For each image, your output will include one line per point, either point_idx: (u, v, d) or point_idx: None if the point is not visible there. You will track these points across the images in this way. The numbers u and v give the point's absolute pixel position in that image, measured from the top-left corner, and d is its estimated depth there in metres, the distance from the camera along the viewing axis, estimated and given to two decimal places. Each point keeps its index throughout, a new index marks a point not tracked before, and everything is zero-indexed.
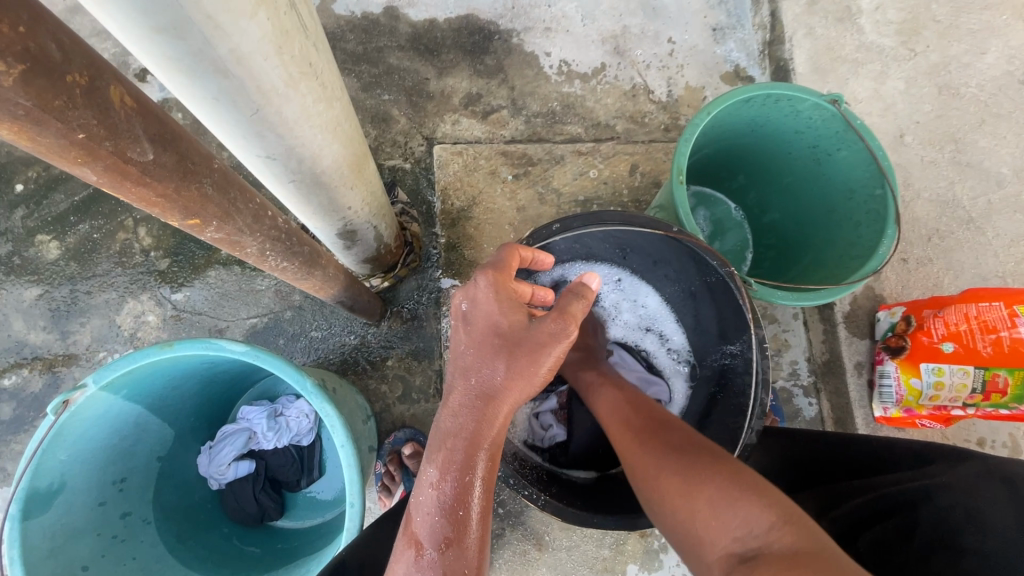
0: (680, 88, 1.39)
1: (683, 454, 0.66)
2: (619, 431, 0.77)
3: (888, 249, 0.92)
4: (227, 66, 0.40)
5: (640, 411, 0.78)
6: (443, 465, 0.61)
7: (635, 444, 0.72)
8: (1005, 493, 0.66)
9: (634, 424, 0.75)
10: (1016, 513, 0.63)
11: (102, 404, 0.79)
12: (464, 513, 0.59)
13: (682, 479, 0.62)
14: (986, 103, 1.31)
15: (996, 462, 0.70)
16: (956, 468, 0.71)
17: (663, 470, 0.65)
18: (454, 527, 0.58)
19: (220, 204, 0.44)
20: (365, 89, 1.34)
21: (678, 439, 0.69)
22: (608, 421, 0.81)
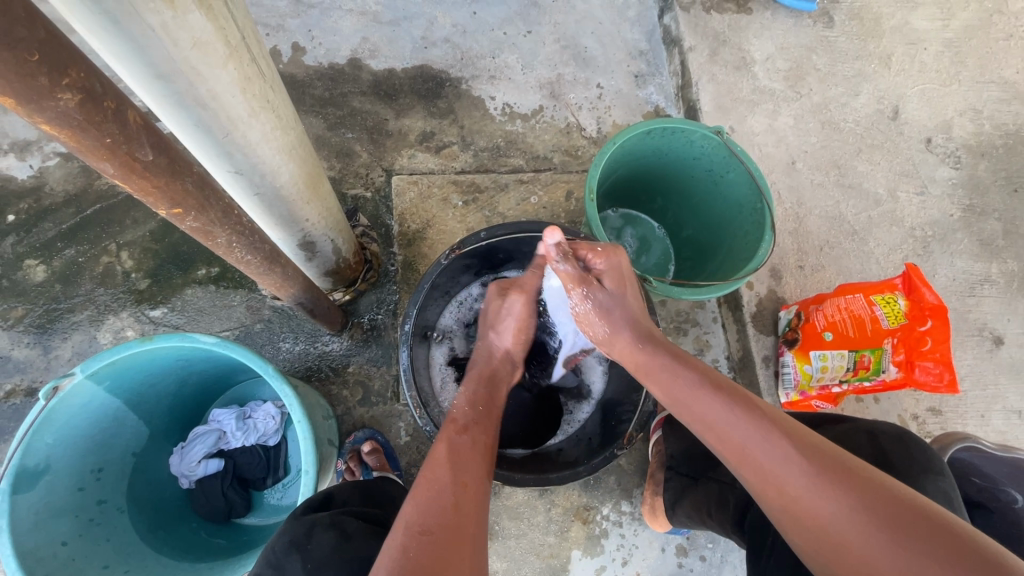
0: (609, 125, 1.60)
1: (818, 459, 0.63)
2: (705, 412, 0.73)
3: (767, 251, 1.11)
4: (205, 101, 0.56)
5: (734, 392, 0.74)
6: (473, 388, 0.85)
7: (744, 433, 0.68)
8: (866, 442, 0.81)
9: (734, 407, 0.71)
10: (875, 454, 0.79)
11: (87, 393, 0.90)
12: (484, 411, 0.80)
13: (825, 491, 0.61)
14: (862, 135, 1.56)
15: (861, 420, 0.85)
16: (834, 428, 0.87)
17: (795, 476, 0.63)
18: (477, 413, 0.79)
19: (197, 199, 0.58)
20: (331, 129, 1.52)
21: (798, 436, 0.67)
22: (686, 397, 0.76)
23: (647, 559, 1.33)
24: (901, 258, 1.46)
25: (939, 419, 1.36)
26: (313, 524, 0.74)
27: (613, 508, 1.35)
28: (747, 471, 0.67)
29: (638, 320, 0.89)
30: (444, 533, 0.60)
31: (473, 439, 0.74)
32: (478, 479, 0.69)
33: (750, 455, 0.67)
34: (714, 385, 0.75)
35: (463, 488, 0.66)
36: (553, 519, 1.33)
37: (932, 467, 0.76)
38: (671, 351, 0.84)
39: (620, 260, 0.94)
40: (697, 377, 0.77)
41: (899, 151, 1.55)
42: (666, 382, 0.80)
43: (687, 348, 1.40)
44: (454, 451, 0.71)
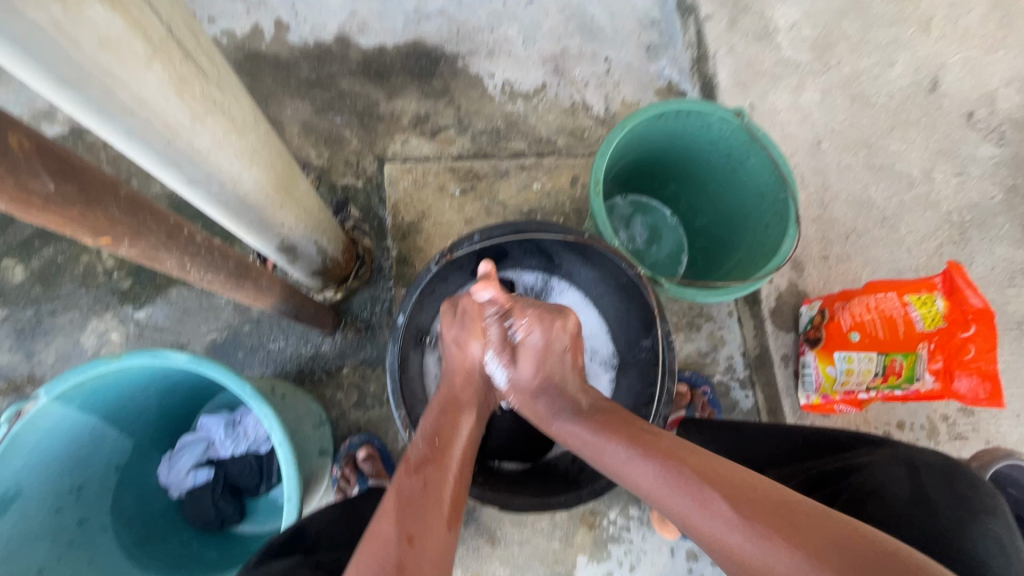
0: (617, 103, 1.48)
1: (786, 523, 0.57)
2: (657, 484, 0.67)
3: (790, 248, 1.01)
4: (132, 108, 0.47)
5: (679, 458, 0.68)
6: (437, 414, 0.79)
7: (685, 497, 0.64)
8: (906, 476, 0.77)
9: (683, 476, 0.66)
10: (913, 488, 0.75)
11: (56, 414, 0.85)
12: (443, 444, 0.74)
13: (809, 559, 0.53)
14: (896, 110, 1.42)
15: (898, 446, 0.81)
16: (869, 452, 0.81)
17: (768, 547, 0.56)
18: (434, 447, 0.73)
19: (128, 224, 0.51)
20: (318, 113, 1.42)
21: (755, 496, 0.61)
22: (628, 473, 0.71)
23: (656, 565, 1.28)
24: (935, 247, 1.35)
25: (972, 419, 1.26)
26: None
27: (620, 513, 1.30)
28: (720, 549, 0.60)
29: (570, 396, 0.86)
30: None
31: (425, 480, 0.67)
32: (429, 531, 0.62)
33: (712, 530, 0.61)
34: (657, 451, 0.70)
35: (408, 546, 0.59)
36: (558, 524, 1.28)
37: (981, 507, 0.72)
38: (607, 420, 0.79)
39: (556, 325, 0.89)
40: (636, 445, 0.73)
41: (936, 128, 1.42)
42: (610, 459, 0.74)
43: (700, 345, 1.31)
44: (401, 500, 0.64)
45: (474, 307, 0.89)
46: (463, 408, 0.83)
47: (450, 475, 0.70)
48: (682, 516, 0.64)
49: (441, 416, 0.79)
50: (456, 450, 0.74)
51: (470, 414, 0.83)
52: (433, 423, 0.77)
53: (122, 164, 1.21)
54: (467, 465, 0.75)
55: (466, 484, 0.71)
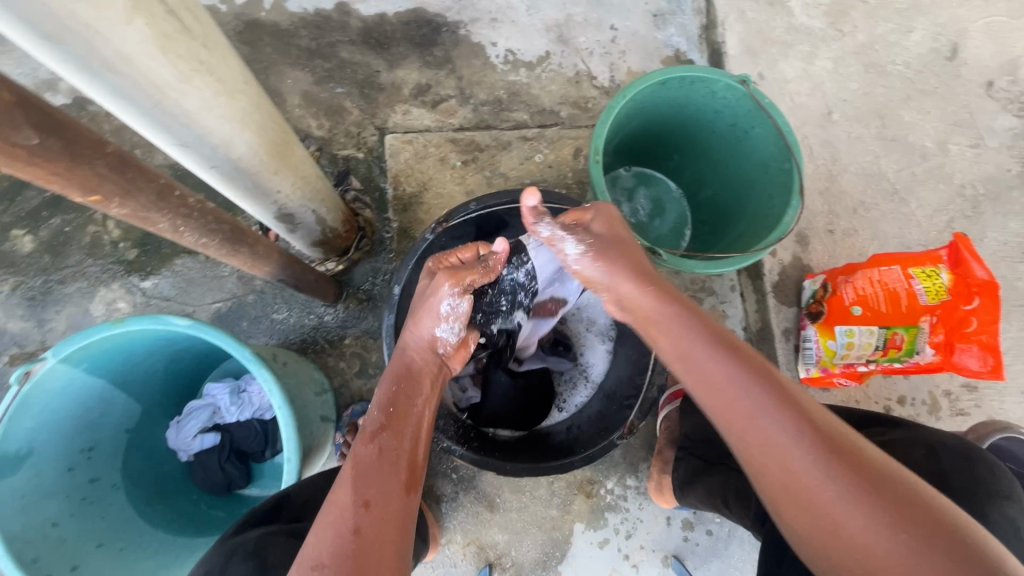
0: (622, 73, 1.44)
1: (854, 462, 0.56)
2: (729, 385, 0.63)
3: (792, 219, 1.00)
4: (115, 65, 0.48)
5: (762, 372, 0.63)
6: (392, 384, 0.76)
7: (768, 411, 0.60)
8: (923, 456, 0.76)
9: (766, 388, 0.62)
10: (931, 470, 0.74)
11: (64, 376, 0.88)
12: (398, 409, 0.73)
13: (859, 498, 0.53)
14: (912, 80, 1.38)
15: (920, 429, 0.80)
16: (888, 433, 0.82)
17: (832, 482, 0.55)
18: (390, 416, 0.71)
19: (116, 182, 0.52)
20: (319, 83, 1.40)
21: (828, 426, 0.59)
22: (696, 362, 0.67)
23: (652, 533, 1.30)
24: (946, 221, 1.32)
25: (975, 395, 1.25)
26: (231, 554, 0.72)
27: (618, 483, 1.32)
28: (774, 467, 0.58)
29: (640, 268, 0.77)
30: (340, 567, 0.57)
31: (380, 449, 0.68)
32: (387, 498, 0.64)
33: (779, 442, 0.58)
34: (740, 357, 0.65)
35: (365, 511, 0.62)
36: (556, 492, 1.30)
37: (997, 491, 0.71)
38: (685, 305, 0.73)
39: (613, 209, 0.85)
40: (716, 345, 0.67)
41: (953, 98, 1.37)
42: (674, 347, 0.70)
43: None
44: (357, 468, 0.65)
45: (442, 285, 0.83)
46: (419, 379, 0.78)
47: (406, 442, 0.70)
48: (745, 427, 0.61)
49: (396, 386, 0.76)
50: (414, 416, 0.74)
51: (427, 383, 0.79)
52: (388, 392, 0.75)
53: (124, 135, 1.21)
54: (426, 432, 0.74)
55: (423, 450, 0.72)
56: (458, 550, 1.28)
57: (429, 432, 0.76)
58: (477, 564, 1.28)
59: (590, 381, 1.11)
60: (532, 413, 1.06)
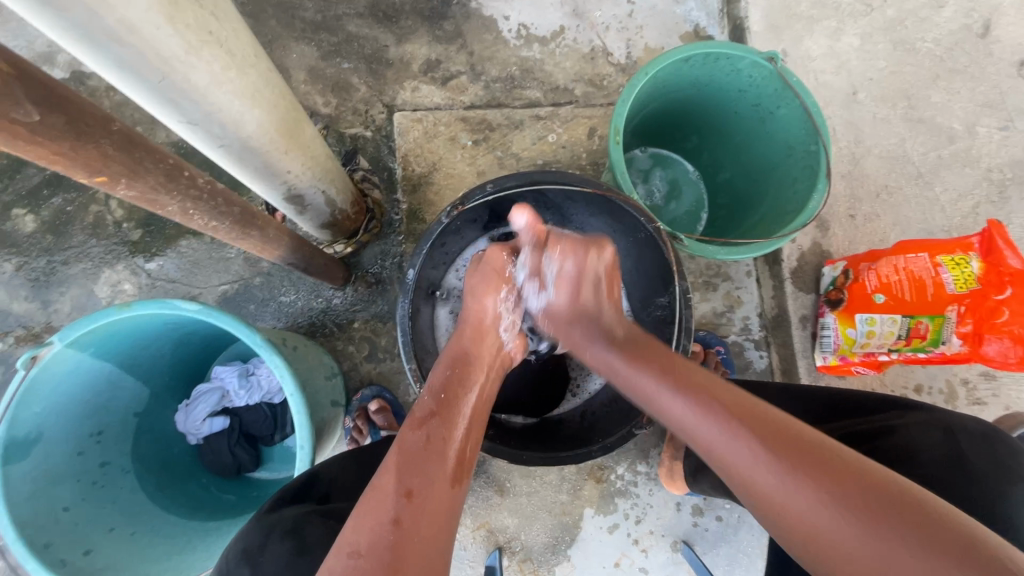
0: (639, 50, 1.39)
1: (813, 467, 0.55)
2: (686, 418, 0.65)
3: (818, 204, 0.96)
4: (120, 35, 0.45)
5: (715, 396, 0.65)
6: (445, 371, 0.76)
7: (725, 441, 0.61)
8: (939, 439, 0.73)
9: (715, 411, 0.63)
10: (947, 452, 0.72)
11: (71, 360, 0.86)
12: (451, 400, 0.72)
13: (828, 508, 0.53)
14: (942, 58, 1.32)
15: (933, 410, 0.77)
16: (904, 416, 0.78)
17: (789, 483, 0.55)
18: (441, 404, 0.71)
19: (125, 163, 0.50)
20: (325, 58, 1.35)
21: (786, 431, 0.59)
22: (657, 400, 0.69)
23: (661, 518, 1.30)
24: (971, 206, 1.28)
25: (992, 384, 1.23)
26: (270, 532, 0.71)
27: (628, 468, 1.31)
28: (744, 488, 0.59)
29: (603, 322, 0.82)
30: (377, 559, 0.53)
31: (427, 435, 0.66)
32: (431, 488, 0.61)
33: (738, 466, 0.59)
34: (689, 386, 0.67)
35: (407, 501, 0.59)
36: (566, 477, 1.30)
37: (1014, 471, 0.69)
38: (634, 343, 0.78)
39: (589, 255, 0.84)
40: (666, 377, 0.70)
41: (984, 77, 1.32)
42: (639, 384, 0.72)
43: (716, 305, 1.26)
44: (403, 455, 0.63)
45: (496, 258, 0.91)
46: (473, 367, 0.79)
47: (455, 434, 0.68)
48: (709, 452, 0.62)
49: (449, 373, 0.76)
50: (464, 406, 0.72)
51: (481, 372, 0.79)
52: (440, 378, 0.75)
53: (125, 112, 1.17)
54: (475, 425, 0.72)
55: (472, 443, 0.69)
56: (469, 534, 1.28)
57: (479, 426, 0.73)
58: (487, 547, 1.28)
59: None
60: (544, 399, 1.07)
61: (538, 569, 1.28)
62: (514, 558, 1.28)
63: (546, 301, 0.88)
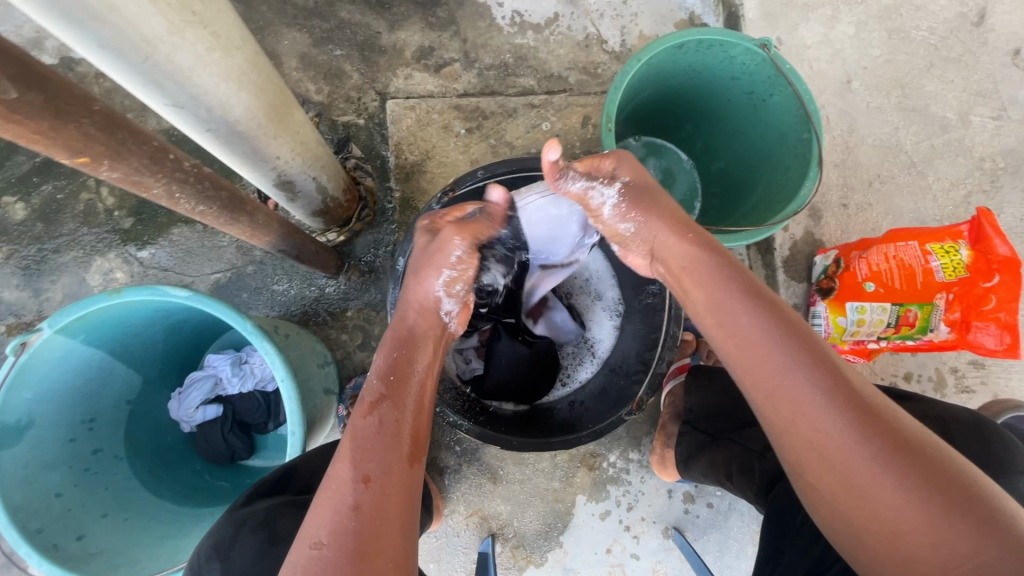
0: (634, 37, 1.38)
1: (885, 425, 0.54)
2: (762, 348, 0.60)
3: (809, 192, 0.96)
4: (100, 14, 0.45)
5: (800, 336, 0.60)
6: (390, 350, 0.74)
7: (809, 389, 0.56)
8: (934, 428, 0.75)
9: (803, 356, 0.58)
10: (942, 441, 0.73)
11: (62, 347, 0.86)
12: (404, 382, 0.70)
13: (887, 465, 0.52)
14: (936, 47, 1.32)
15: (928, 403, 0.79)
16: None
17: (870, 450, 0.53)
18: (390, 385, 0.69)
19: (106, 144, 0.49)
20: (317, 45, 1.34)
21: (870, 396, 0.56)
22: (732, 328, 0.63)
23: (653, 505, 1.31)
24: (964, 195, 1.28)
25: (981, 372, 1.24)
26: (240, 526, 0.72)
27: (620, 456, 1.32)
28: (801, 433, 0.56)
29: (682, 222, 0.74)
30: (339, 547, 0.55)
31: (379, 420, 0.65)
32: (388, 471, 0.62)
33: (812, 416, 0.56)
34: (777, 318, 0.62)
35: (365, 486, 0.59)
36: (559, 465, 1.31)
37: (1007, 463, 0.70)
38: (723, 257, 0.70)
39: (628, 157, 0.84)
40: (752, 302, 0.63)
41: (978, 66, 1.32)
42: (714, 306, 0.66)
43: None
44: (357, 442, 0.63)
45: (450, 244, 0.81)
46: (420, 344, 0.77)
47: (408, 412, 0.68)
48: (774, 387, 0.58)
49: (396, 353, 0.73)
50: (414, 385, 0.71)
51: (428, 349, 0.77)
52: (387, 360, 0.72)
53: (114, 98, 1.16)
54: (427, 397, 0.72)
55: (426, 419, 0.70)
56: (461, 521, 1.29)
57: (432, 398, 0.73)
58: (480, 534, 1.29)
59: (596, 356, 1.09)
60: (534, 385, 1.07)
61: (530, 555, 1.29)
62: (507, 545, 1.29)
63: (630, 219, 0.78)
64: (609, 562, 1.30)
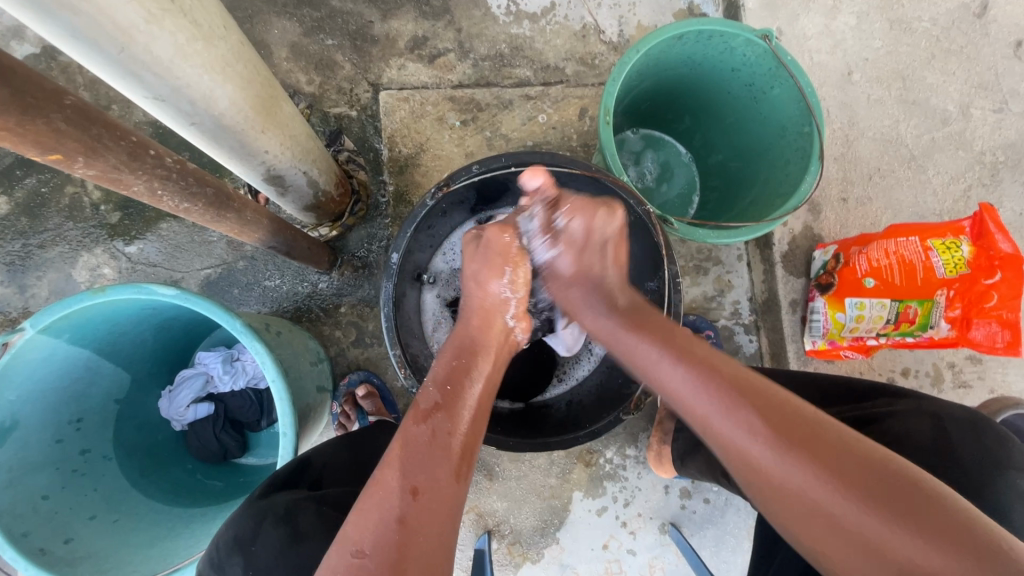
0: (632, 27, 1.35)
1: (811, 440, 0.54)
2: (685, 390, 0.63)
3: (810, 186, 0.95)
4: (71, 2, 0.42)
5: (718, 368, 0.63)
6: (451, 359, 0.74)
7: (727, 419, 0.58)
8: (929, 427, 0.72)
9: (711, 388, 0.60)
10: (936, 437, 0.71)
11: (46, 347, 0.83)
12: (461, 394, 0.69)
13: (822, 483, 0.51)
14: (938, 38, 1.30)
15: (925, 398, 0.77)
16: (891, 404, 0.77)
17: (798, 471, 0.53)
18: (447, 396, 0.68)
19: (79, 139, 0.47)
20: (307, 34, 1.31)
21: (787, 410, 0.57)
22: (657, 374, 0.67)
23: (649, 501, 1.31)
24: (963, 189, 1.27)
25: (978, 367, 1.24)
26: (261, 518, 0.70)
27: (617, 452, 1.32)
28: (744, 467, 0.57)
29: (609, 290, 0.79)
30: (381, 559, 0.53)
31: (433, 430, 0.64)
32: (436, 483, 0.60)
33: (737, 443, 0.57)
34: (695, 359, 0.64)
35: (411, 499, 0.58)
36: (556, 461, 1.30)
37: (1006, 460, 0.68)
38: (634, 311, 0.76)
39: (598, 214, 0.81)
40: (669, 350, 0.67)
41: (980, 58, 1.30)
42: (640, 355, 0.69)
43: (706, 289, 1.25)
44: (409, 450, 0.61)
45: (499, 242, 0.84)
46: (481, 355, 0.76)
47: (462, 426, 0.66)
48: (706, 424, 0.60)
49: (456, 361, 0.74)
50: (471, 394, 0.70)
51: (488, 361, 0.76)
52: (446, 368, 0.72)
53: (98, 90, 1.13)
54: (483, 413, 0.71)
55: (480, 432, 0.68)
56: None
57: (486, 413, 0.72)
58: (476, 531, 1.28)
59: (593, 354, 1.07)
60: (529, 384, 1.05)
61: (527, 552, 1.29)
62: (503, 541, 1.28)
63: (557, 256, 0.83)
64: (605, 558, 1.30)
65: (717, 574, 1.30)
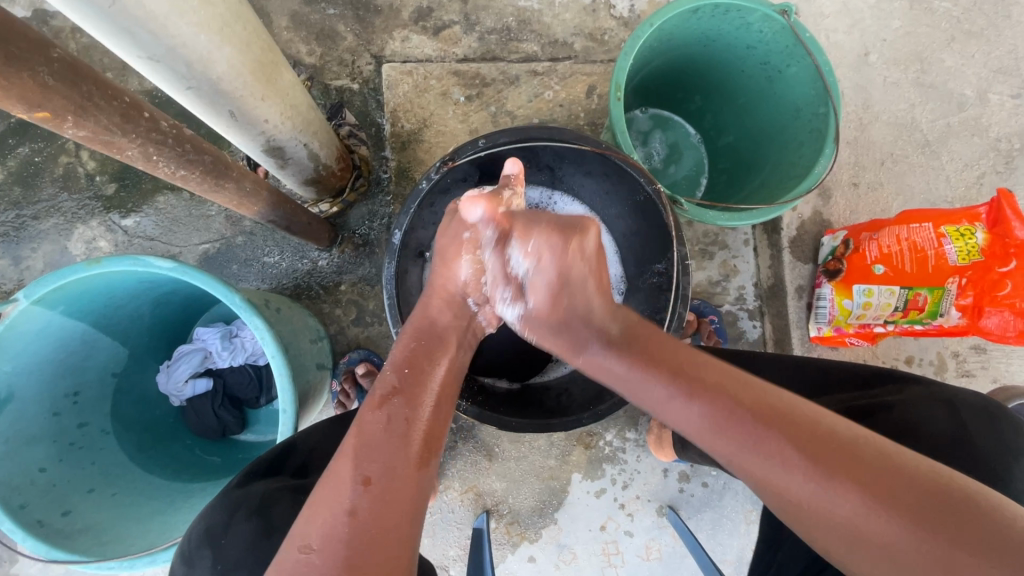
0: (643, 2, 1.31)
1: (849, 464, 0.51)
2: (705, 427, 0.59)
3: (824, 169, 0.92)
4: None
5: (729, 393, 0.59)
6: (410, 344, 0.73)
7: (751, 450, 0.56)
8: (945, 414, 0.72)
9: (733, 418, 0.57)
10: (951, 425, 0.71)
11: (40, 319, 0.82)
12: (421, 381, 0.68)
13: (870, 509, 0.49)
14: (959, 19, 1.26)
15: (934, 385, 0.76)
16: (901, 391, 0.76)
17: (827, 492, 0.51)
18: (405, 380, 0.67)
19: (68, 97, 0.45)
20: (308, 3, 1.27)
21: (813, 428, 0.54)
22: (669, 413, 0.62)
23: (648, 483, 1.31)
24: (977, 176, 1.24)
25: (982, 357, 1.23)
26: (235, 509, 0.69)
27: (617, 435, 1.31)
28: (781, 499, 0.54)
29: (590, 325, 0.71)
30: (328, 554, 0.52)
31: (388, 416, 0.62)
32: (393, 475, 0.58)
33: (770, 475, 0.54)
34: (700, 384, 0.61)
35: (363, 489, 0.56)
36: (555, 443, 1.30)
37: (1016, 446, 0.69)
38: (637, 333, 0.69)
39: (570, 242, 0.72)
40: (676, 381, 0.62)
41: (1000, 41, 1.27)
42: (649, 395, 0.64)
43: (710, 273, 1.23)
44: (362, 437, 0.60)
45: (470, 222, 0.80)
46: (443, 340, 0.75)
47: (420, 412, 0.64)
48: (735, 462, 0.57)
49: (416, 345, 0.73)
50: (430, 382, 0.68)
51: (450, 346, 0.76)
52: (405, 352, 0.71)
53: (92, 56, 1.09)
54: (444, 401, 0.69)
55: (439, 425, 0.66)
56: (456, 497, 1.29)
57: (449, 400, 0.70)
58: (475, 510, 1.28)
59: None
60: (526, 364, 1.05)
61: (524, 532, 1.29)
62: (501, 521, 1.29)
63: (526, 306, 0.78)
64: (602, 539, 1.30)
65: (713, 556, 1.31)
